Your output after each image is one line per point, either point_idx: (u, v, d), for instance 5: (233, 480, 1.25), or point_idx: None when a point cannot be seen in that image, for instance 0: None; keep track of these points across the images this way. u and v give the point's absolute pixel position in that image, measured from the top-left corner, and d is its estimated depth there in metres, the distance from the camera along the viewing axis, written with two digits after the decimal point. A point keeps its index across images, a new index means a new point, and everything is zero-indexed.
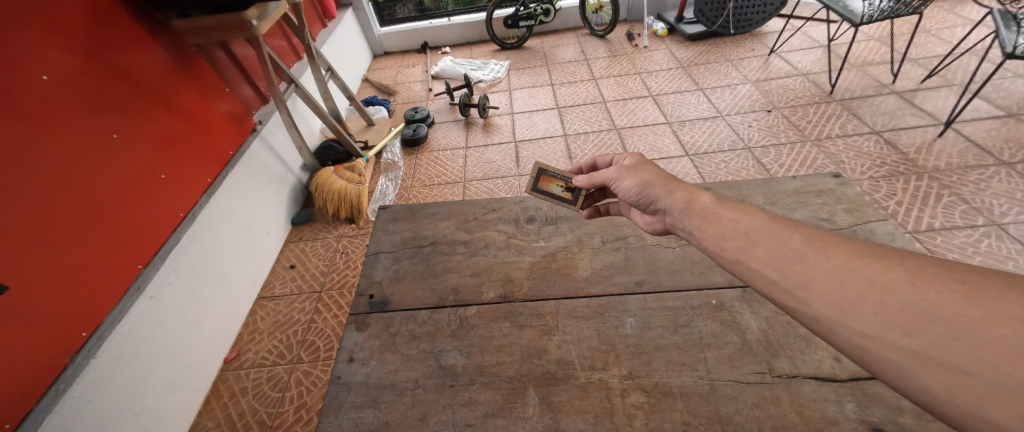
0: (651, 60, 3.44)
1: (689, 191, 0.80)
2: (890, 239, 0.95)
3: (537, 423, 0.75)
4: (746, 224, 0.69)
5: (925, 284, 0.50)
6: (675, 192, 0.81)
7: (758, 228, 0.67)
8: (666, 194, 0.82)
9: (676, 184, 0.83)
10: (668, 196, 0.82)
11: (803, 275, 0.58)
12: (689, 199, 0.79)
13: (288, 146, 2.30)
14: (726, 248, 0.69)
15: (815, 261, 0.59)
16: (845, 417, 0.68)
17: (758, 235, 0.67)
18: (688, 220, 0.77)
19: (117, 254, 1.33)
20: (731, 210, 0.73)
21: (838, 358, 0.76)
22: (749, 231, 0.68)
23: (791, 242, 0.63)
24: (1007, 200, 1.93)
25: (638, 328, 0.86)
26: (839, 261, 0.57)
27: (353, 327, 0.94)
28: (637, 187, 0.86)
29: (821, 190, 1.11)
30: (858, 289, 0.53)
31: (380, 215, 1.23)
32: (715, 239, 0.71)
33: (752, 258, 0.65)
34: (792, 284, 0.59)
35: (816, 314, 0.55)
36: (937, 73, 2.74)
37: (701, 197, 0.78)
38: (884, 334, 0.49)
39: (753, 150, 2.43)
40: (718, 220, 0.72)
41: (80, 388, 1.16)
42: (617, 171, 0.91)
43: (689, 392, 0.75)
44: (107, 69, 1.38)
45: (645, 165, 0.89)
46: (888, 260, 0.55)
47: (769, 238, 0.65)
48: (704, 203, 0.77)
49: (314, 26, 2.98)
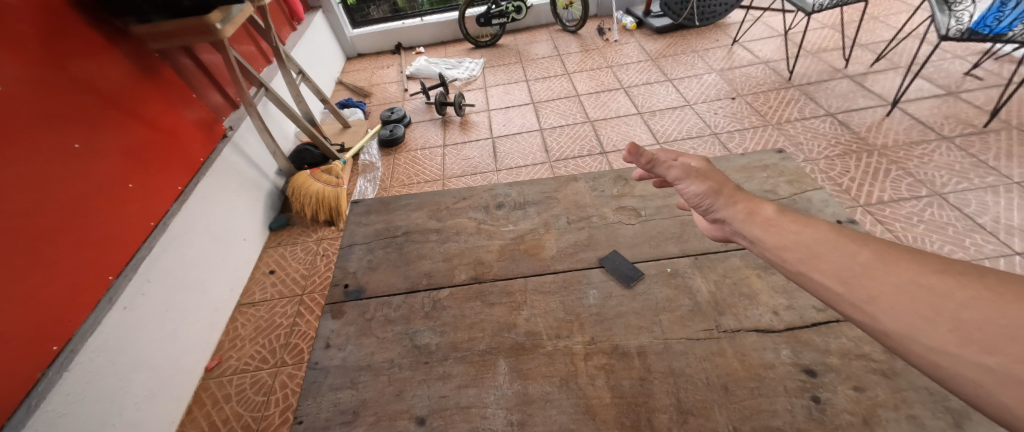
0: (621, 53, 3.53)
1: (751, 202, 0.75)
2: (825, 205, 1.04)
3: (507, 389, 0.80)
4: (810, 236, 0.65)
5: (1007, 300, 0.46)
6: (736, 203, 0.76)
7: (823, 240, 0.64)
8: (728, 204, 0.76)
9: (738, 194, 0.77)
10: (729, 207, 0.76)
11: (871, 289, 0.55)
12: (751, 210, 0.74)
13: (261, 151, 2.28)
14: (787, 259, 0.65)
15: (885, 274, 0.55)
16: (780, 362, 0.75)
17: (821, 246, 0.63)
18: (747, 230, 0.72)
19: (85, 263, 1.32)
20: (795, 222, 0.68)
21: (776, 311, 0.83)
22: (812, 242, 0.64)
23: (859, 254, 0.59)
24: (947, 172, 2.08)
25: (600, 298, 0.92)
26: (910, 273, 0.54)
27: (329, 316, 0.97)
28: (707, 192, 0.76)
29: (766, 165, 1.19)
30: (933, 305, 0.50)
31: (353, 209, 1.26)
32: (775, 250, 0.67)
33: (815, 269, 0.62)
34: (856, 297, 0.56)
35: (885, 328, 0.53)
36: (884, 57, 2.92)
37: (765, 209, 0.73)
38: (957, 351, 0.46)
39: (719, 136, 2.54)
40: (783, 234, 0.68)
41: (53, 402, 1.15)
42: (685, 170, 0.77)
43: (646, 351, 0.81)
44: (65, 78, 1.36)
45: (712, 171, 0.80)
46: (966, 276, 0.50)
47: (834, 251, 0.61)
48: (766, 215, 0.72)
49: (284, 29, 2.98)
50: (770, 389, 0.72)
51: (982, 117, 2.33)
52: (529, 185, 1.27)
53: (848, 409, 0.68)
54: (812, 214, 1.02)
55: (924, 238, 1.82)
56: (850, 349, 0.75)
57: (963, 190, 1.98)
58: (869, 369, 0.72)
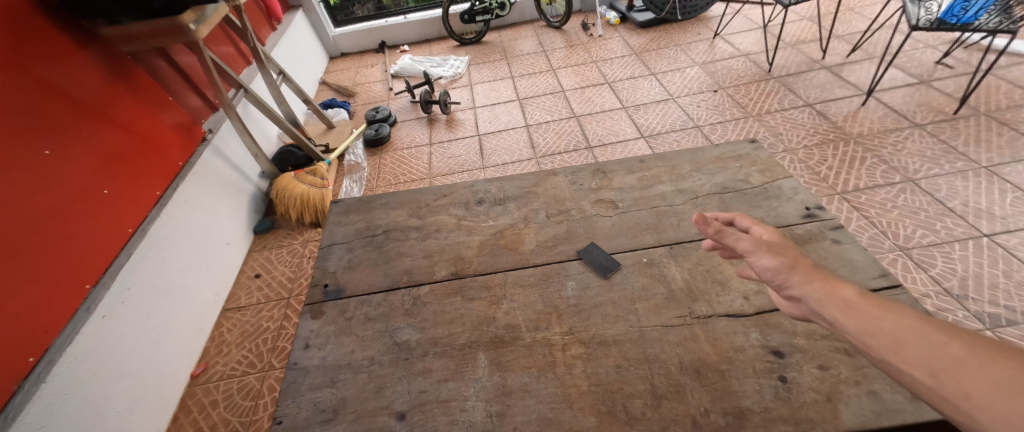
0: (605, 48, 3.55)
1: (829, 281, 0.65)
2: (795, 193, 1.07)
3: (487, 382, 0.80)
4: (892, 320, 0.56)
5: None
6: (813, 280, 0.65)
7: (907, 326, 0.55)
8: (801, 281, 0.66)
9: (816, 272, 0.67)
10: (802, 283, 0.65)
11: (965, 384, 0.47)
12: (828, 289, 0.63)
13: (243, 154, 2.25)
14: (868, 346, 0.56)
15: (981, 370, 0.46)
16: (750, 345, 0.77)
17: (904, 332, 0.54)
18: (823, 310, 0.62)
19: (59, 272, 1.29)
20: (878, 306, 0.59)
21: (747, 296, 0.85)
22: (893, 327, 0.55)
23: (948, 345, 0.50)
24: (920, 159, 2.14)
25: (578, 289, 0.94)
26: (1015, 375, 0.44)
27: (309, 316, 0.97)
28: (778, 266, 0.68)
29: (740, 155, 1.21)
30: None
31: (332, 209, 1.26)
32: (855, 336, 0.58)
33: (901, 359, 0.53)
34: (949, 392, 0.48)
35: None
36: (860, 47, 2.98)
37: (844, 288, 0.62)
38: None
39: (702, 128, 2.58)
40: (865, 317, 0.58)
41: (31, 414, 1.12)
42: (755, 243, 0.72)
43: (622, 339, 0.83)
44: (33, 82, 1.33)
45: (786, 246, 0.73)
46: None
47: (924, 343, 0.52)
48: (845, 295, 0.62)
49: (263, 29, 2.94)
50: (740, 371, 0.74)
51: (952, 104, 2.40)
52: (509, 181, 1.28)
53: (813, 387, 0.70)
54: (783, 202, 1.05)
55: (899, 223, 1.86)
56: (816, 331, 0.78)
57: (935, 176, 2.04)
58: (833, 348, 0.75)
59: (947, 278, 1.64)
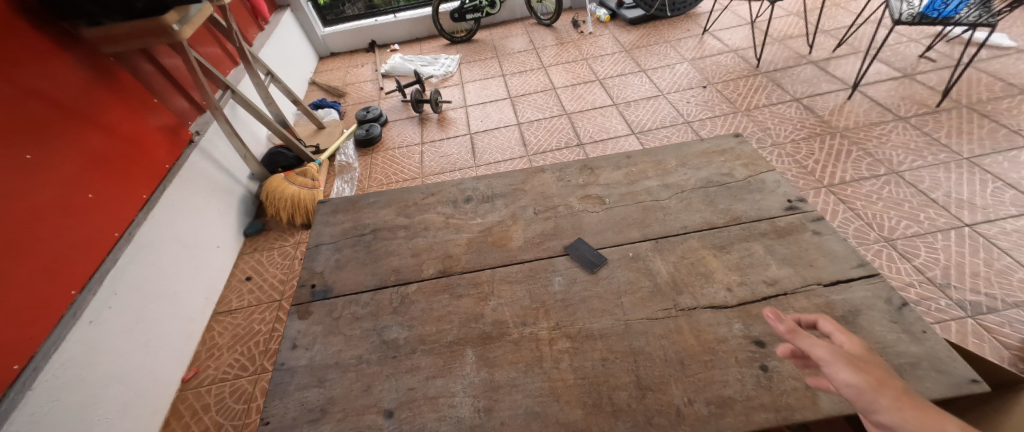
0: (596, 45, 3.56)
1: (927, 412, 0.55)
2: (777, 186, 1.09)
3: (474, 378, 0.81)
4: None
5: None
6: (905, 407, 0.56)
7: None
8: (890, 407, 0.56)
9: (912, 402, 0.57)
10: (892, 409, 0.56)
11: None
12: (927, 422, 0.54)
13: (231, 156, 2.22)
14: None
15: None
16: (733, 336, 0.79)
17: None
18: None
19: (44, 278, 1.27)
20: None
21: (730, 288, 0.87)
22: None
23: None
24: (904, 151, 2.17)
25: (565, 284, 0.94)
26: None
27: (296, 316, 0.97)
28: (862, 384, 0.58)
29: (724, 149, 1.23)
30: None
31: (320, 209, 1.25)
32: None
33: None
34: None
35: None
36: (846, 42, 3.02)
37: (946, 425, 0.53)
38: None
39: (692, 124, 2.60)
40: None
41: (16, 422, 1.11)
42: (834, 352, 0.62)
43: (608, 333, 0.83)
44: (13, 85, 1.31)
45: (873, 363, 0.63)
46: None
47: None
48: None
49: (249, 29, 2.91)
50: (722, 362, 0.75)
51: (935, 97, 2.44)
52: (497, 178, 1.28)
53: (793, 375, 0.72)
54: (766, 195, 1.07)
55: (884, 215, 1.89)
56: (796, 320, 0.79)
57: (919, 168, 2.07)
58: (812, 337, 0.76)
59: (930, 267, 1.67)
